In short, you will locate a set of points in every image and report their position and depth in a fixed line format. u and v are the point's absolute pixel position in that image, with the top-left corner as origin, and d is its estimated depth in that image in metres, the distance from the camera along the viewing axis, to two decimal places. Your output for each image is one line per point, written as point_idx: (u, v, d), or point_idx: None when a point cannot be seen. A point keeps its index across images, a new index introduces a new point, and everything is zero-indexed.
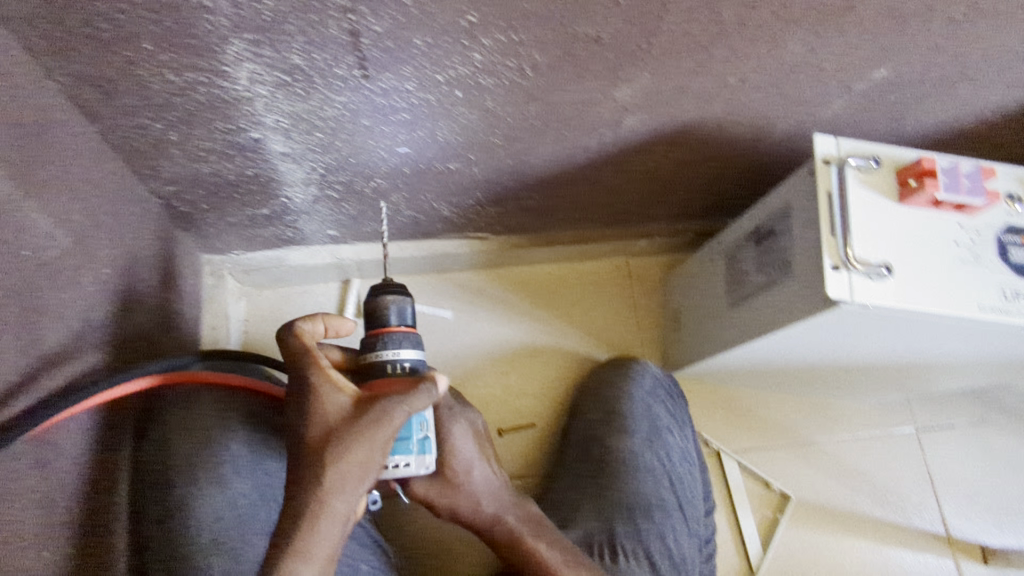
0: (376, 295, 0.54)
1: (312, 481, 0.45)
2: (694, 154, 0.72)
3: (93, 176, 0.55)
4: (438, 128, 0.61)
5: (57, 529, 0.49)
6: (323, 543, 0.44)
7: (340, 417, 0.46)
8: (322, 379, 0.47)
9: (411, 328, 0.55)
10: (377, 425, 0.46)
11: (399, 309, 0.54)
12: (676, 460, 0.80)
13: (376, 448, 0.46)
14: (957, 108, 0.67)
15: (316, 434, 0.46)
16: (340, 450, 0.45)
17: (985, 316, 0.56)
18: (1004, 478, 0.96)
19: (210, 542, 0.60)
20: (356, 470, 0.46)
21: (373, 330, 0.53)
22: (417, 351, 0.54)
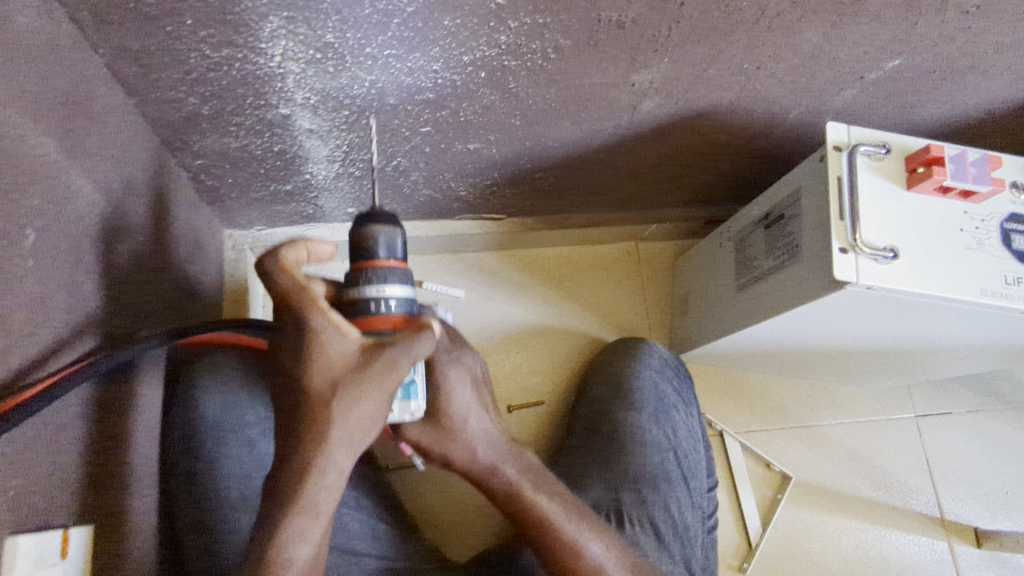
0: (363, 223, 0.48)
1: (319, 439, 0.44)
2: (707, 140, 0.74)
3: (128, 148, 0.58)
4: (461, 108, 0.63)
5: (103, 482, 0.52)
6: (324, 497, 0.45)
7: (347, 367, 0.44)
8: (326, 327, 0.43)
9: (400, 260, 0.50)
10: (386, 379, 0.44)
11: (387, 242, 0.48)
12: (682, 436, 0.82)
13: (382, 404, 0.46)
14: (966, 100, 0.69)
15: (323, 386, 0.44)
16: (349, 409, 0.44)
17: (986, 301, 0.58)
18: (999, 464, 0.99)
19: (235, 498, 0.64)
20: (365, 428, 0.45)
21: (358, 264, 0.48)
22: (405, 288, 0.49)
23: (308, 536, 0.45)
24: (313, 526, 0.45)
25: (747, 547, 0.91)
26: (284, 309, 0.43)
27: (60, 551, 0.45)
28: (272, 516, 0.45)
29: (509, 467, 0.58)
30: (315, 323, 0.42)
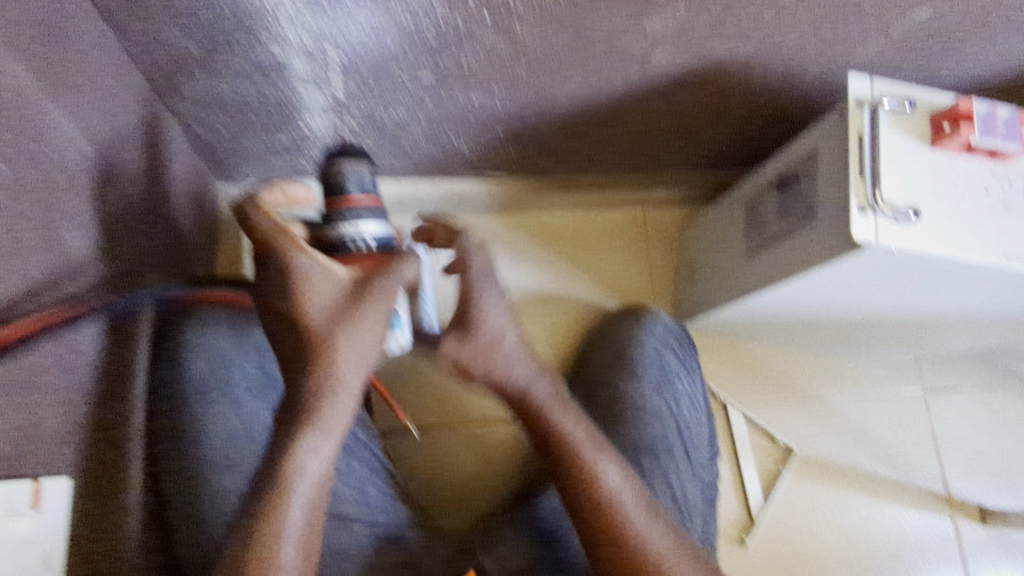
0: (331, 165, 0.54)
1: (323, 362, 0.45)
2: (722, 96, 0.70)
3: (113, 88, 0.55)
4: (463, 54, 0.59)
5: (91, 437, 0.49)
6: (338, 415, 0.47)
7: (339, 298, 0.46)
8: (312, 265, 0.45)
9: (372, 197, 0.55)
10: (379, 304, 0.47)
11: (355, 179, 0.53)
12: (685, 407, 0.80)
13: (380, 325, 0.47)
14: (995, 56, 0.65)
15: (319, 321, 0.45)
16: (347, 331, 0.46)
17: (1011, 268, 0.56)
18: (1007, 441, 0.97)
19: (221, 458, 0.63)
20: (367, 350, 0.47)
21: (332, 203, 0.53)
22: (379, 222, 0.54)
23: (322, 456, 0.46)
24: (325, 445, 0.47)
25: (748, 519, 0.89)
26: (269, 254, 0.45)
27: (32, 502, 0.42)
28: (285, 439, 0.46)
29: (545, 389, 0.57)
30: (302, 261, 0.45)
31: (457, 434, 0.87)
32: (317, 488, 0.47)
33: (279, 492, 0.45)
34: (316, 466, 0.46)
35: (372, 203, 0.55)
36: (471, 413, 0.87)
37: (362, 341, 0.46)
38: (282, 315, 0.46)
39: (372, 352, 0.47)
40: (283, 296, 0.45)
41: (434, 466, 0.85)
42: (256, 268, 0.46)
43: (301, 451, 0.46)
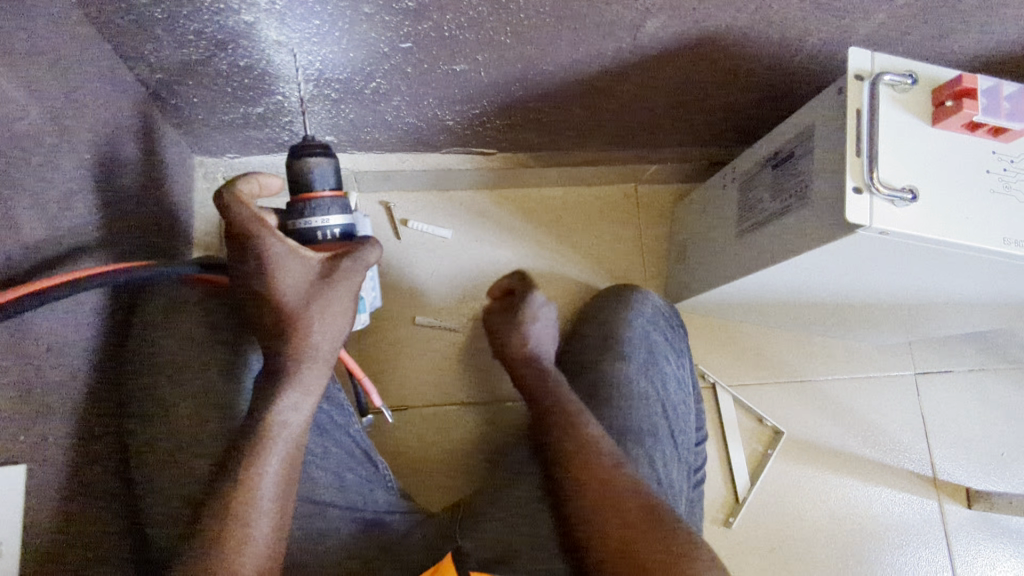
0: (297, 157, 0.54)
1: (299, 333, 0.51)
2: (717, 69, 0.68)
3: (70, 54, 0.52)
4: (444, 21, 0.56)
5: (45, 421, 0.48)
6: (313, 378, 0.52)
7: (311, 278, 0.51)
8: (286, 250, 0.49)
9: (337, 190, 0.56)
10: (348, 283, 0.52)
11: (321, 173, 0.55)
12: (672, 388, 0.78)
13: (347, 301, 0.53)
14: (1003, 30, 0.62)
15: (294, 299, 0.50)
16: (319, 307, 0.51)
17: (1009, 250, 0.54)
18: (996, 424, 0.96)
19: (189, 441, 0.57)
20: (337, 321, 0.53)
21: (299, 195, 0.54)
22: (344, 216, 0.56)
23: (297, 408, 0.52)
24: (303, 402, 0.52)
25: (734, 501, 0.89)
26: (245, 241, 0.49)
27: None
28: (266, 397, 0.51)
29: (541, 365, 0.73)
30: (277, 247, 0.49)
31: (441, 414, 0.86)
32: (292, 439, 0.51)
33: (261, 442, 0.50)
34: (294, 418, 0.51)
35: (337, 195, 0.56)
36: (454, 393, 0.87)
37: (334, 314, 0.52)
38: (258, 293, 0.50)
39: (342, 325, 0.53)
40: (259, 279, 0.49)
41: (417, 446, 0.84)
42: (232, 251, 0.50)
43: (279, 406, 0.51)
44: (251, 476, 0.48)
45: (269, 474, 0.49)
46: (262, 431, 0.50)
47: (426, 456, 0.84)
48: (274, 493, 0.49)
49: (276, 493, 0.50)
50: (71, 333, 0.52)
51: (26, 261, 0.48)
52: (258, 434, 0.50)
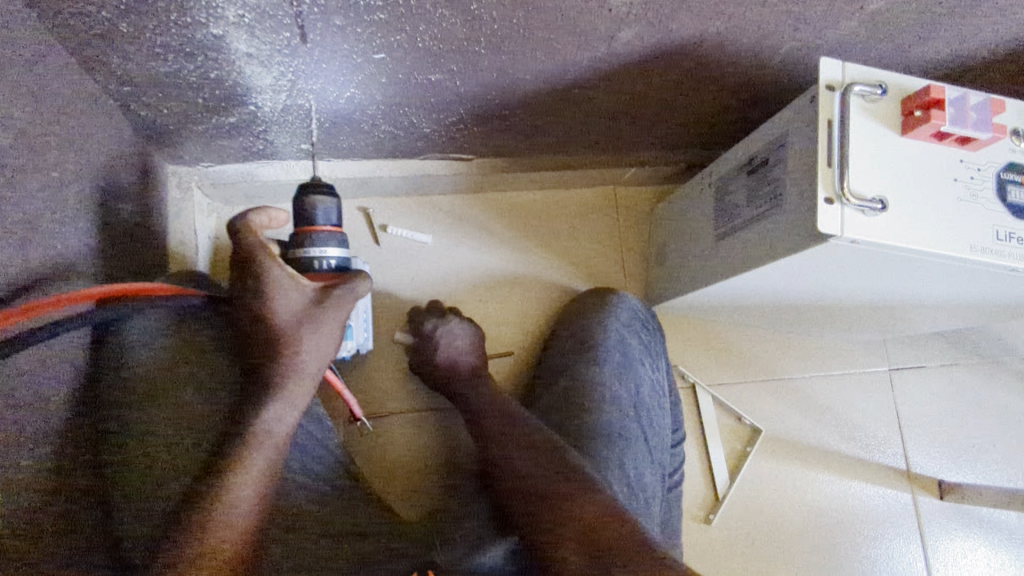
0: (303, 196, 0.61)
1: (289, 351, 0.54)
2: (692, 76, 0.68)
3: (35, 70, 0.50)
4: (417, 33, 0.56)
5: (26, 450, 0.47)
6: (298, 394, 0.54)
7: (304, 302, 0.55)
8: (285, 274, 0.54)
9: (336, 227, 0.63)
10: (338, 310, 0.56)
11: (324, 211, 0.61)
12: (647, 392, 0.79)
13: (336, 326, 0.57)
14: (969, 39, 0.64)
15: (286, 318, 0.54)
16: (311, 330, 0.55)
17: (975, 257, 0.55)
18: (966, 418, 0.99)
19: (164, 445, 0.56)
20: (325, 345, 0.56)
21: (303, 228, 0.61)
22: (341, 249, 0.62)
23: (280, 422, 0.53)
24: (288, 415, 0.54)
25: (714, 498, 0.90)
26: (248, 265, 0.53)
27: None
28: (253, 406, 0.52)
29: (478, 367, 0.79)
30: (277, 270, 0.53)
31: (419, 421, 0.86)
32: (274, 452, 0.51)
33: (244, 449, 0.50)
34: (278, 430, 0.52)
35: (336, 231, 0.63)
36: (432, 399, 0.87)
37: (323, 336, 0.55)
38: (253, 312, 0.54)
39: (330, 347, 0.56)
40: (256, 298, 0.53)
41: (396, 453, 0.84)
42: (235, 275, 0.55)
43: (265, 417, 0.52)
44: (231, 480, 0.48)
45: (249, 479, 0.49)
46: (247, 441, 0.50)
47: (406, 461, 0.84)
48: (251, 501, 0.48)
49: (254, 504, 0.48)
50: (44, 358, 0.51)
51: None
52: (242, 442, 0.50)
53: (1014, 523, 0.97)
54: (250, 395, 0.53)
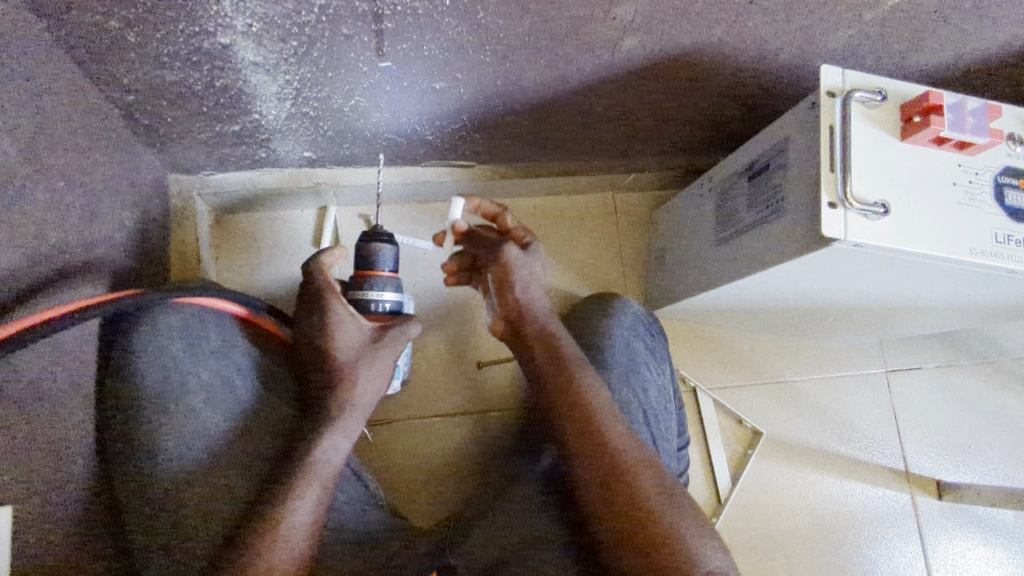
0: (365, 241, 0.63)
1: (345, 385, 0.56)
2: (693, 83, 0.69)
3: (42, 79, 0.50)
4: (424, 41, 0.56)
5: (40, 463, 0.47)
6: (353, 424, 0.56)
7: (362, 341, 0.57)
8: (346, 314, 0.56)
9: (393, 273, 0.64)
10: (390, 349, 0.59)
11: (384, 257, 0.63)
12: (654, 396, 0.75)
13: (387, 361, 0.58)
14: (963, 46, 0.65)
15: (345, 357, 0.56)
16: (366, 364, 0.57)
17: (976, 260, 0.56)
18: (963, 418, 1.00)
19: (204, 474, 0.55)
20: (378, 379, 0.58)
21: (362, 271, 0.63)
22: (396, 294, 0.64)
23: (337, 451, 0.54)
24: (343, 445, 0.55)
25: (717, 501, 0.91)
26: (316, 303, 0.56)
27: None
28: (310, 435, 0.54)
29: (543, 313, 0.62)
30: (338, 311, 0.55)
31: (427, 426, 0.84)
32: (326, 483, 0.52)
33: (300, 478, 0.51)
34: (334, 460, 0.53)
35: (392, 276, 0.64)
36: (439, 405, 0.85)
37: (378, 371, 0.57)
38: (316, 346, 0.56)
39: (381, 381, 0.58)
40: (320, 334, 0.55)
41: (405, 458, 0.83)
42: (302, 312, 0.57)
43: (322, 447, 0.53)
44: (287, 508, 0.49)
45: (303, 509, 0.49)
46: (303, 470, 0.51)
47: (410, 468, 0.83)
48: (306, 530, 0.49)
49: (309, 530, 0.49)
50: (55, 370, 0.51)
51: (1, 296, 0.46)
52: (298, 470, 0.51)
53: (1011, 522, 0.98)
54: (307, 425, 0.55)
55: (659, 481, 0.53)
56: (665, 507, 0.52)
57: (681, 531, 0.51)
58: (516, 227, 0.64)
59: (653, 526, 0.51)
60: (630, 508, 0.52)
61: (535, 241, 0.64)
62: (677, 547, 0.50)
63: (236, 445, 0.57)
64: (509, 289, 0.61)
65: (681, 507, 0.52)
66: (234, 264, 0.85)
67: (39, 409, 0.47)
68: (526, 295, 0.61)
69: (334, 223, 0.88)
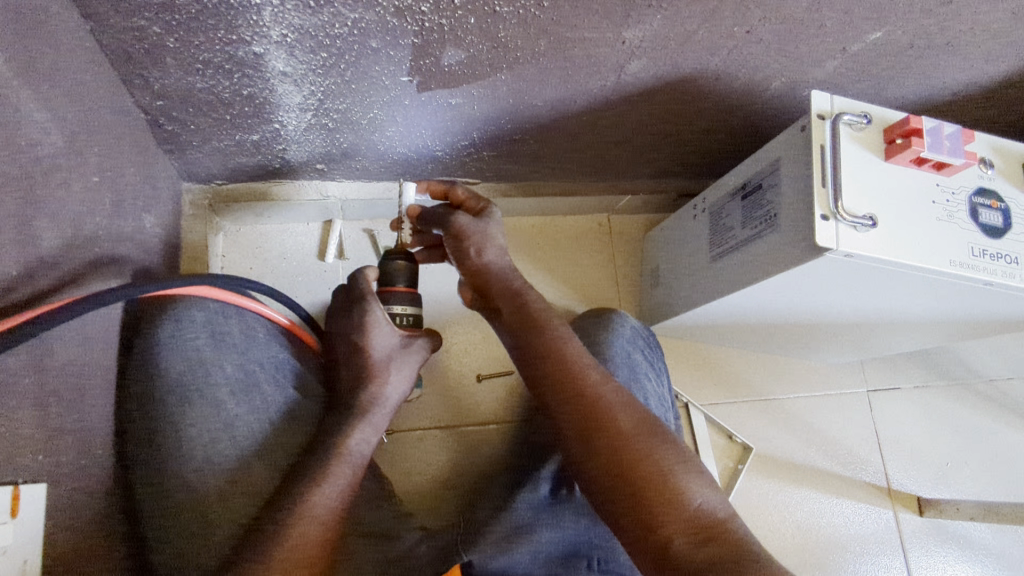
0: (388, 260, 0.64)
1: (376, 383, 0.59)
2: (689, 107, 0.73)
3: (80, 78, 0.52)
4: (445, 58, 0.60)
5: (63, 449, 0.47)
6: (382, 421, 0.59)
7: (393, 343, 0.60)
8: (384, 315, 0.59)
9: (412, 289, 0.65)
10: (416, 354, 0.63)
11: (406, 274, 0.64)
12: (655, 405, 0.77)
13: (409, 362, 0.62)
14: (936, 79, 0.71)
15: (378, 355, 0.60)
16: (393, 365, 0.60)
17: (955, 271, 0.60)
18: (941, 436, 1.04)
19: (230, 463, 0.56)
20: (403, 379, 0.62)
21: (382, 287, 0.63)
22: (414, 307, 0.64)
23: (366, 444, 0.57)
24: (370, 438, 0.58)
25: None
26: (354, 304, 0.60)
27: (10, 510, 0.40)
28: (341, 430, 0.57)
29: (512, 274, 0.61)
30: (378, 312, 0.59)
31: (427, 438, 0.85)
32: (356, 471, 0.55)
33: (329, 466, 0.53)
34: (364, 452, 0.56)
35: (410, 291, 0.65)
36: (439, 416, 0.86)
37: (405, 371, 0.61)
38: (353, 344, 0.60)
39: (406, 382, 0.62)
40: (357, 330, 0.59)
41: (407, 468, 0.83)
42: (343, 314, 0.61)
43: (352, 439, 0.56)
44: (314, 495, 0.51)
45: (330, 495, 0.52)
46: (334, 458, 0.54)
47: (407, 478, 0.83)
48: (332, 513, 0.51)
49: (337, 512, 0.51)
50: (86, 359, 0.51)
51: (5, 293, 0.44)
52: (328, 460, 0.54)
53: (988, 538, 1.01)
54: (336, 421, 0.58)
55: (639, 424, 0.54)
56: (650, 449, 0.52)
57: (671, 474, 0.52)
58: (467, 195, 0.64)
59: (640, 469, 0.51)
60: (631, 468, 0.51)
61: (491, 205, 0.63)
62: (667, 487, 0.51)
63: (256, 438, 0.59)
64: (465, 255, 0.61)
65: (664, 448, 0.53)
66: (238, 273, 0.87)
67: (63, 395, 0.47)
68: (484, 257, 0.61)
69: (339, 237, 0.90)
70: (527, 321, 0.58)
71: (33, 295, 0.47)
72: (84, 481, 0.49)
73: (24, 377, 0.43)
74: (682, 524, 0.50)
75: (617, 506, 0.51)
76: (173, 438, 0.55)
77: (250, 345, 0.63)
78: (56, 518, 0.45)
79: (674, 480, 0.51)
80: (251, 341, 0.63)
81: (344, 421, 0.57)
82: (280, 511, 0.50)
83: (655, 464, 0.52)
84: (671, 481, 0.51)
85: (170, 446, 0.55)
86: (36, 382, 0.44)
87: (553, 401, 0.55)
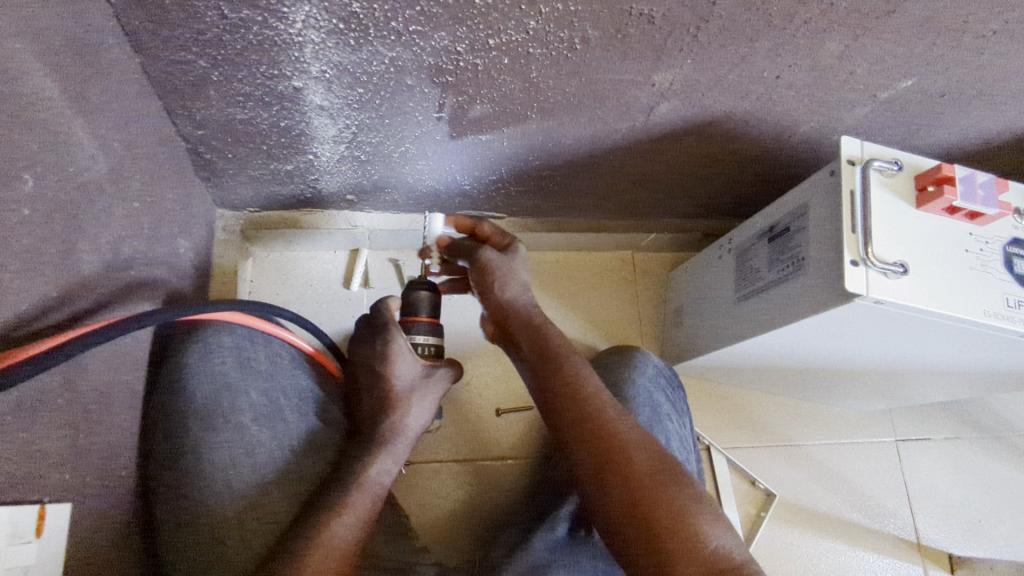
0: (412, 289, 0.64)
1: (397, 413, 0.59)
2: (718, 149, 0.74)
3: (128, 107, 0.54)
4: (478, 96, 0.61)
5: (89, 469, 0.47)
6: (401, 451, 0.59)
7: (415, 373, 0.61)
8: (406, 345, 0.60)
9: (434, 319, 0.65)
10: (438, 384, 0.63)
11: (429, 304, 0.64)
12: (677, 446, 0.76)
13: (430, 392, 0.62)
14: (967, 127, 0.71)
15: (400, 384, 0.60)
16: (414, 395, 0.61)
17: (991, 322, 0.59)
18: (974, 490, 1.00)
19: (250, 488, 0.57)
20: (424, 410, 0.61)
21: (405, 317, 0.64)
22: (436, 337, 0.65)
23: (386, 475, 0.57)
24: (389, 468, 0.58)
25: None
26: (378, 332, 0.60)
27: (36, 529, 0.41)
28: (362, 459, 0.57)
29: (534, 308, 0.61)
30: (401, 342, 0.59)
31: (444, 470, 0.84)
32: (376, 501, 0.55)
33: (348, 495, 0.53)
34: (384, 482, 0.56)
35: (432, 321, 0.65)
36: (457, 449, 0.86)
37: (426, 402, 0.61)
38: (375, 373, 0.60)
39: (426, 412, 0.62)
40: (381, 359, 0.60)
41: (422, 500, 0.83)
42: (367, 342, 0.61)
43: (373, 469, 0.56)
44: (332, 524, 0.51)
45: (348, 524, 0.51)
46: (353, 487, 0.54)
47: (422, 511, 0.82)
48: (351, 543, 0.51)
49: (355, 542, 0.51)
50: (116, 379, 0.52)
51: (43, 315, 0.45)
52: (347, 489, 0.54)
53: None
54: (356, 451, 0.58)
55: (658, 464, 0.53)
56: (669, 490, 0.51)
57: (691, 516, 0.50)
58: (492, 230, 0.65)
59: (659, 510, 0.50)
60: (649, 509, 0.50)
61: (515, 240, 0.64)
62: (686, 530, 0.50)
63: (276, 465, 0.59)
64: (488, 288, 0.61)
65: (683, 489, 0.52)
66: (264, 297, 0.88)
67: (92, 414, 0.48)
68: (507, 292, 0.61)
69: (365, 265, 0.92)
70: (548, 355, 0.58)
71: (70, 316, 0.48)
72: (107, 501, 0.50)
73: (56, 397, 0.44)
74: (699, 567, 0.49)
75: (634, 548, 0.50)
76: (196, 461, 0.56)
77: (275, 371, 0.63)
78: (79, 538, 0.46)
79: (694, 523, 0.50)
80: (275, 366, 0.64)
81: (364, 450, 0.57)
82: (297, 541, 0.49)
83: (673, 506, 0.50)
84: (689, 523, 0.50)
85: (193, 469, 0.55)
86: (67, 402, 0.45)
87: (573, 437, 0.54)
